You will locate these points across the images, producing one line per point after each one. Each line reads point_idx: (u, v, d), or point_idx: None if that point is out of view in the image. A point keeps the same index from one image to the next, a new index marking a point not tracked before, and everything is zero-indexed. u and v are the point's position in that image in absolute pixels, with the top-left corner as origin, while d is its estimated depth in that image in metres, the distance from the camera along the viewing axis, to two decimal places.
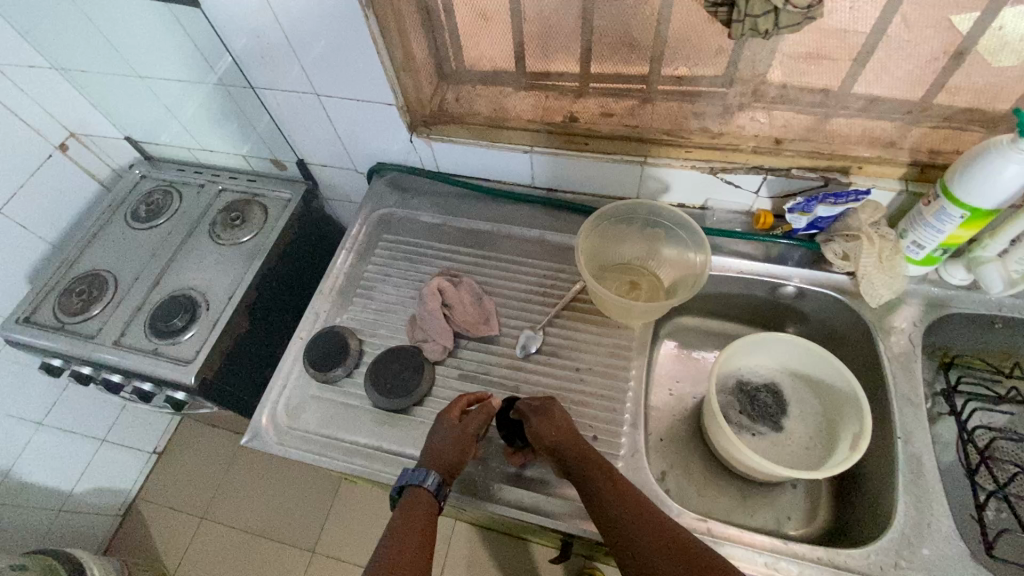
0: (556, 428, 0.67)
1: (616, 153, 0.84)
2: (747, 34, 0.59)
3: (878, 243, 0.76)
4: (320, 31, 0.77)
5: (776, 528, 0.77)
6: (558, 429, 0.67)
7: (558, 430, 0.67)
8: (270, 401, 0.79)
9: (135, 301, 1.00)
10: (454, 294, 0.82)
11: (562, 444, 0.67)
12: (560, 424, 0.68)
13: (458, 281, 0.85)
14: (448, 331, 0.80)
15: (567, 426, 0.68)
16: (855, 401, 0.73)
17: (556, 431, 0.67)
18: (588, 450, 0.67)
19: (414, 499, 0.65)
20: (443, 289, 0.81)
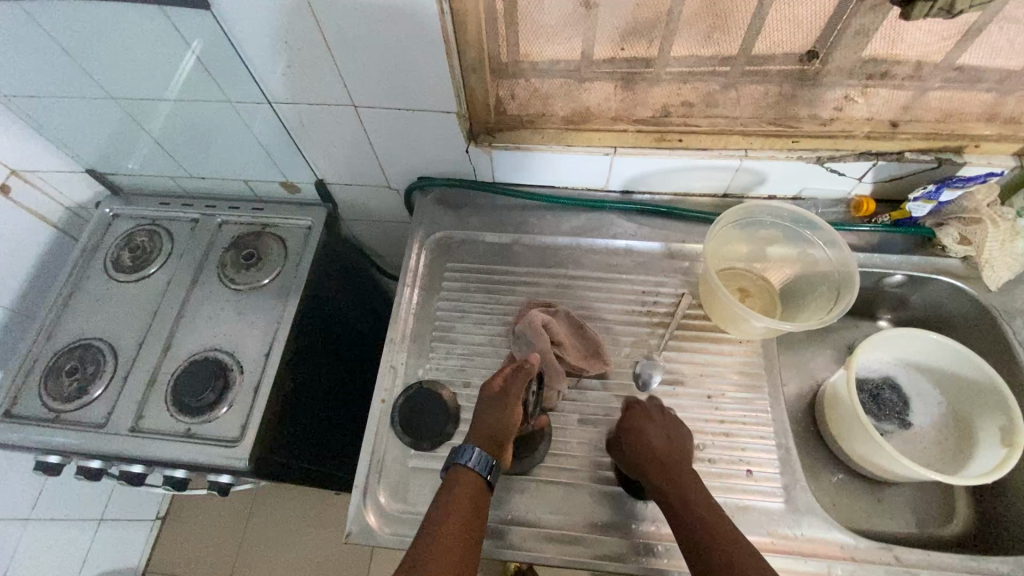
0: (647, 449, 0.61)
1: (712, 149, 0.76)
2: (927, 15, 0.52)
3: (1002, 226, 0.72)
4: (376, 31, 0.63)
5: (918, 529, 0.74)
6: (653, 452, 0.61)
7: (651, 452, 0.61)
8: (366, 486, 0.66)
9: (147, 373, 0.83)
10: (557, 326, 0.72)
11: (652, 468, 0.60)
12: (654, 443, 0.61)
13: (554, 311, 0.75)
14: (560, 374, 0.70)
15: (665, 450, 0.61)
16: (997, 395, 0.70)
17: (647, 452, 0.61)
18: (682, 477, 0.59)
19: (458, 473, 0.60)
20: (546, 322, 0.71)
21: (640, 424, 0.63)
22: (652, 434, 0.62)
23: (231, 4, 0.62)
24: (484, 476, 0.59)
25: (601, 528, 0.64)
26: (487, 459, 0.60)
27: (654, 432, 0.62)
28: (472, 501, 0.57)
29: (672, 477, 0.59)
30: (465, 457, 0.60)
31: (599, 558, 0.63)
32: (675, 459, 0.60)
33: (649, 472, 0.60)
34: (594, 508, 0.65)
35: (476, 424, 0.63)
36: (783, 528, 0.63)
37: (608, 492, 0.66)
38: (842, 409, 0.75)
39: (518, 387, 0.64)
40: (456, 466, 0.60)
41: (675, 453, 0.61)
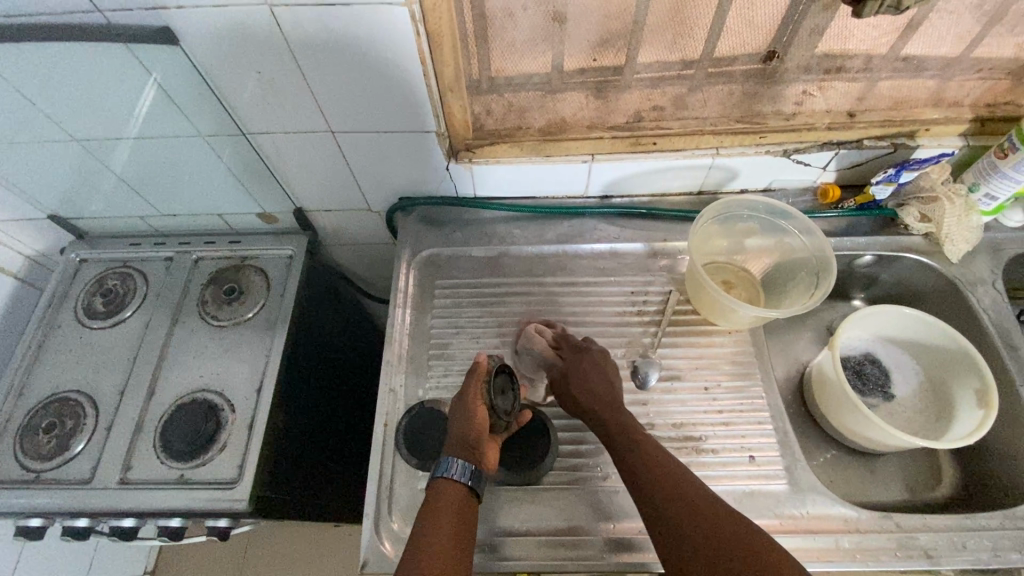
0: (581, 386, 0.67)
1: (686, 149, 0.78)
2: (878, 12, 0.56)
3: (957, 202, 0.77)
4: (353, 57, 0.63)
5: (913, 496, 0.78)
6: (586, 387, 0.66)
7: (587, 389, 0.66)
8: (377, 514, 0.65)
9: (132, 422, 0.79)
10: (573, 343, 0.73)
11: (591, 405, 0.66)
12: (592, 382, 0.67)
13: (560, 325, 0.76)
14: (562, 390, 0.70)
15: (598, 386, 0.66)
16: (970, 360, 0.75)
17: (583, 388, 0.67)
18: (618, 412, 0.64)
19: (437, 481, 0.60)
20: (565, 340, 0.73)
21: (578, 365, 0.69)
22: (590, 374, 0.67)
23: (202, 39, 0.61)
24: (469, 484, 0.60)
25: (617, 530, 0.65)
26: (468, 467, 0.60)
27: (593, 372, 0.68)
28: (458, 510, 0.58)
29: (609, 412, 0.64)
30: (447, 469, 0.60)
31: (619, 560, 0.63)
32: (609, 396, 0.66)
33: (588, 406, 0.66)
34: (607, 510, 0.66)
35: (450, 432, 0.63)
36: (789, 508, 0.65)
37: (621, 493, 0.67)
38: (830, 387, 0.78)
39: (474, 386, 0.66)
40: (439, 478, 0.60)
41: (609, 389, 0.66)
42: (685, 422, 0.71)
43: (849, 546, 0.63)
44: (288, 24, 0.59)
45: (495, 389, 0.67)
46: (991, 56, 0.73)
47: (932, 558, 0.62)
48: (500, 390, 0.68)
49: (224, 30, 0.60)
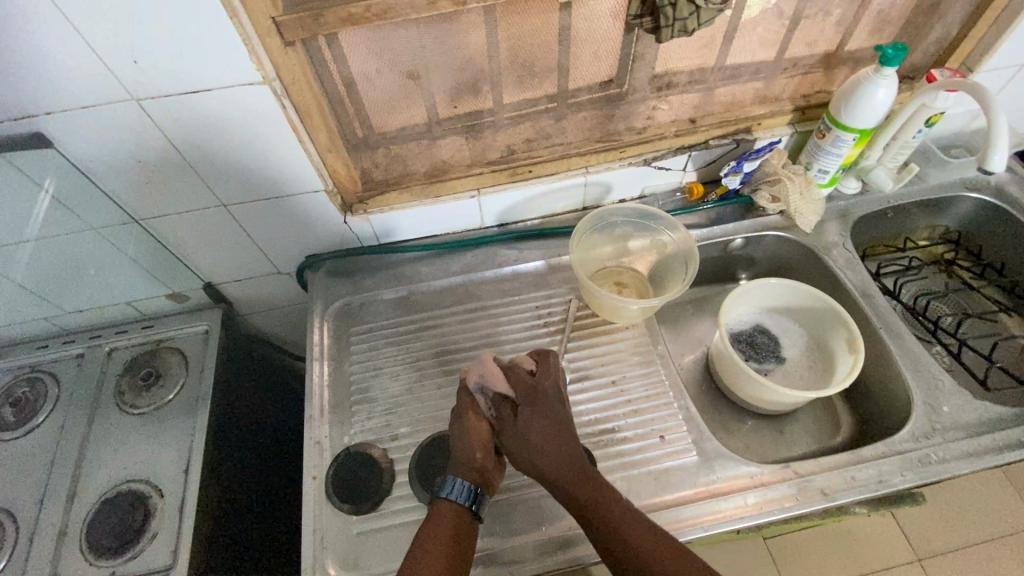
0: (534, 450, 0.64)
1: (559, 172, 0.87)
2: (675, 35, 0.65)
3: (797, 179, 0.88)
4: (227, 134, 0.67)
5: (817, 445, 0.86)
6: (537, 453, 0.64)
7: (545, 456, 0.63)
8: (313, 564, 0.66)
9: (54, 528, 0.76)
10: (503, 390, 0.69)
11: (556, 478, 0.63)
12: (543, 443, 0.64)
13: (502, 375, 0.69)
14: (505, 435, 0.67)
15: (549, 445, 0.64)
16: (836, 314, 0.84)
17: (538, 450, 0.64)
18: (581, 484, 0.62)
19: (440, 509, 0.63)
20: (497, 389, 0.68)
21: (521, 423, 0.66)
22: (535, 432, 0.65)
23: (76, 138, 0.64)
24: (464, 504, 0.63)
25: (548, 531, 0.68)
26: (469, 489, 0.64)
27: (540, 430, 0.65)
28: (449, 529, 0.61)
29: (583, 492, 0.61)
30: (448, 490, 0.64)
31: (552, 559, 0.66)
32: (569, 452, 0.63)
33: (550, 477, 0.63)
34: (537, 514, 0.69)
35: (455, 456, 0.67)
36: (700, 477, 0.71)
37: (549, 496, 0.70)
38: (726, 360, 0.86)
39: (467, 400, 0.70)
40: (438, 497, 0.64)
41: (563, 440, 0.64)
42: (599, 417, 0.76)
43: (756, 500, 0.68)
44: (157, 114, 0.63)
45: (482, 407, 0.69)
46: (793, 57, 0.86)
47: (827, 494, 0.68)
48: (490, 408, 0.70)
49: (96, 126, 0.63)
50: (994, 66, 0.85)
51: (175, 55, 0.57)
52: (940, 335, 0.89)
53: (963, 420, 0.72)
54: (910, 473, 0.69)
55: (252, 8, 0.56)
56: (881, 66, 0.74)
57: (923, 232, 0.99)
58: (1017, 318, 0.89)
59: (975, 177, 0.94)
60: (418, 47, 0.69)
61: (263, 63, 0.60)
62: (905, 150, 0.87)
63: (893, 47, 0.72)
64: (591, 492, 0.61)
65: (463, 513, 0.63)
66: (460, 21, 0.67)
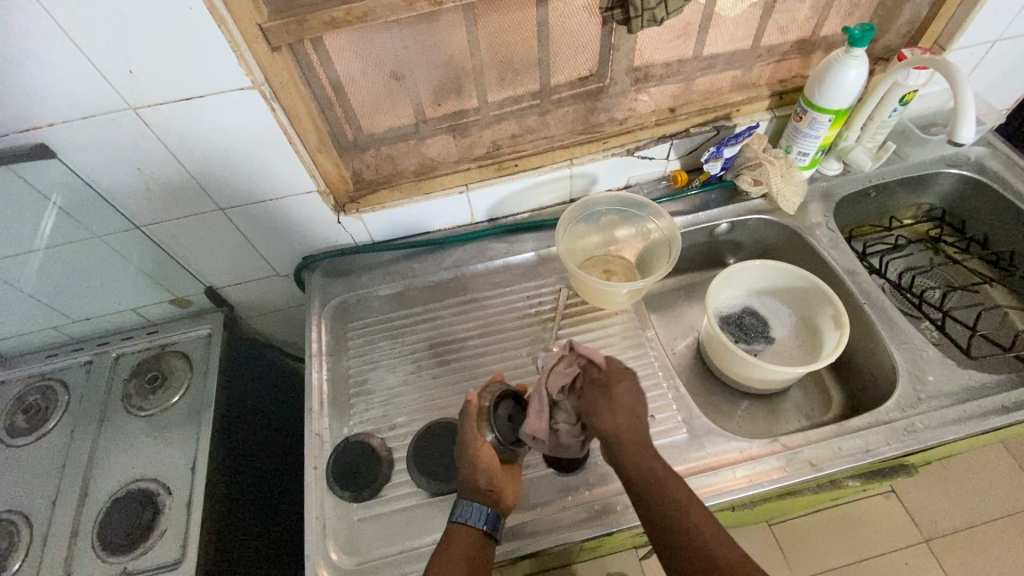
0: (620, 417, 0.64)
1: (545, 165, 0.89)
2: (645, 26, 0.67)
3: (777, 163, 0.90)
4: (220, 139, 0.70)
5: (809, 423, 0.87)
6: (619, 420, 0.63)
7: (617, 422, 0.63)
8: (315, 550, 0.68)
9: (66, 528, 0.79)
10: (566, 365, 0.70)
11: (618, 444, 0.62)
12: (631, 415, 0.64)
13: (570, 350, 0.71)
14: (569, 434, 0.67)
15: (635, 416, 0.64)
16: (821, 291, 0.86)
17: (627, 423, 0.63)
18: (677, 494, 0.61)
19: (457, 532, 0.64)
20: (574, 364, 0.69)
21: (612, 382, 0.66)
22: (623, 399, 0.65)
23: (78, 148, 0.67)
24: (483, 529, 0.63)
25: (543, 511, 0.70)
26: (484, 514, 0.64)
27: (630, 399, 0.65)
28: (469, 557, 0.62)
29: (682, 504, 0.60)
30: (461, 513, 0.64)
31: (549, 535, 0.68)
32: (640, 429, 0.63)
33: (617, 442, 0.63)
34: (533, 494, 0.71)
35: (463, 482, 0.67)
36: (691, 453, 0.73)
37: (544, 477, 0.72)
38: (716, 343, 0.87)
39: (472, 429, 0.68)
40: (455, 522, 0.64)
41: (641, 413, 0.65)
42: None
43: (745, 473, 0.70)
44: (153, 121, 0.66)
45: (499, 419, 0.69)
46: (767, 44, 0.88)
47: (814, 465, 0.69)
48: (505, 420, 0.70)
49: (97, 136, 0.66)
50: (965, 43, 0.87)
51: (168, 64, 0.60)
52: (926, 309, 0.90)
53: (948, 389, 0.74)
54: (896, 442, 0.70)
55: (239, 16, 0.59)
56: (851, 48, 0.76)
57: (907, 211, 1.00)
58: (1001, 288, 0.91)
59: (954, 154, 0.95)
60: (401, 49, 0.72)
61: (252, 69, 0.63)
62: (882, 130, 0.89)
63: (859, 28, 0.74)
64: (689, 506, 0.60)
65: (481, 535, 0.64)
66: (437, 21, 0.70)
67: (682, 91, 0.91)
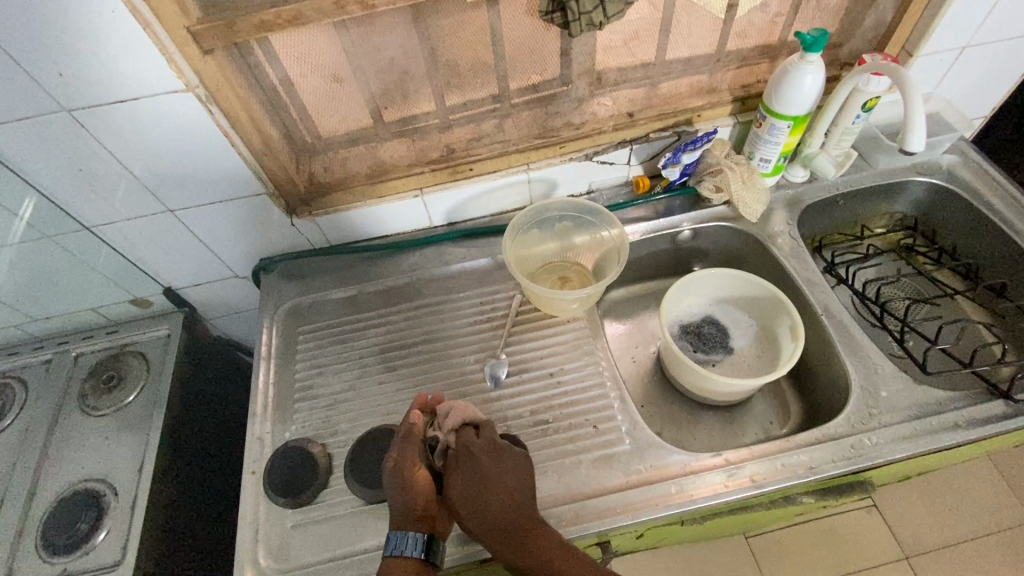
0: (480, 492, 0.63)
1: (500, 169, 0.88)
2: (585, 30, 0.66)
3: (739, 169, 0.88)
4: (160, 141, 0.70)
5: (766, 436, 0.85)
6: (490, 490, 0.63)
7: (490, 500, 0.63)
8: (246, 556, 0.67)
9: (12, 527, 0.79)
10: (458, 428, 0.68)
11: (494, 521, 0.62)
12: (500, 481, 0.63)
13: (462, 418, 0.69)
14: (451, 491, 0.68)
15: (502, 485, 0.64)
16: (780, 302, 0.84)
17: (492, 496, 0.62)
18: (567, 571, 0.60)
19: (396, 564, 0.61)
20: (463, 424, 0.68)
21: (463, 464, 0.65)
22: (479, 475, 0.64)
23: (15, 149, 0.68)
24: (421, 557, 0.61)
25: None
26: (421, 540, 0.62)
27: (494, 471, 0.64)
28: None
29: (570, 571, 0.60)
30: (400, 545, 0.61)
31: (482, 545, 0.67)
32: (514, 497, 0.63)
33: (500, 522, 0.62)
34: None
35: (395, 509, 0.64)
36: (632, 465, 0.71)
37: None
38: (670, 352, 0.85)
39: (411, 451, 0.66)
40: (393, 555, 0.61)
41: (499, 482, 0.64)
42: (535, 409, 0.76)
43: (686, 487, 0.68)
44: (89, 123, 0.66)
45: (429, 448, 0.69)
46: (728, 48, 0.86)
47: (755, 480, 0.67)
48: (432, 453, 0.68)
49: (34, 137, 0.67)
50: (933, 49, 0.85)
51: (100, 66, 0.61)
52: (891, 321, 0.88)
53: (902, 406, 0.71)
54: (842, 459, 0.68)
55: (166, 18, 0.59)
56: (806, 53, 0.74)
57: (878, 220, 0.98)
58: (969, 301, 0.89)
59: (924, 161, 0.93)
60: (343, 52, 0.71)
61: (184, 71, 0.63)
62: (846, 137, 0.87)
63: (812, 33, 0.72)
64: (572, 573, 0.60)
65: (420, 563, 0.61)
66: (379, 24, 0.70)
67: (642, 95, 0.89)
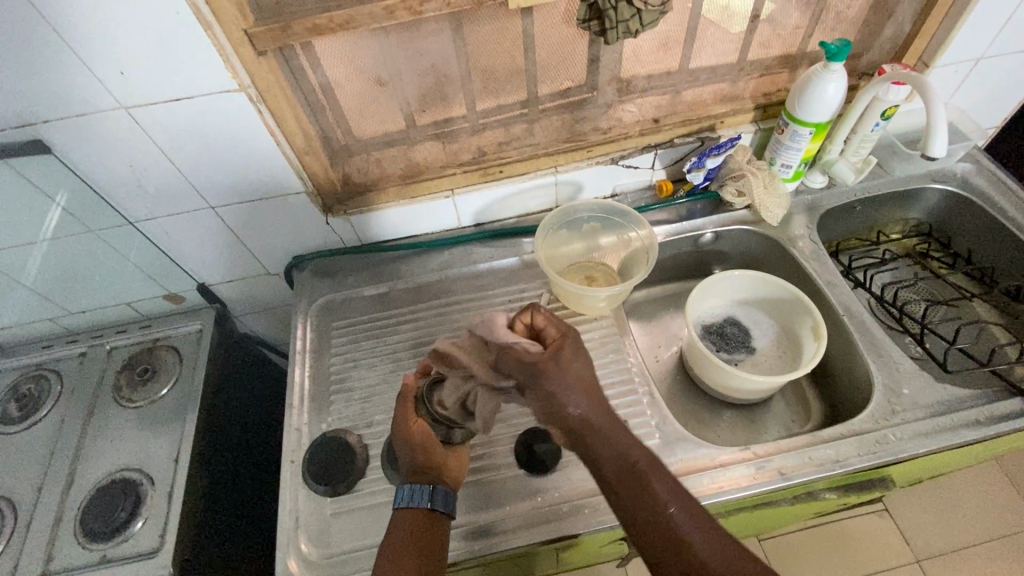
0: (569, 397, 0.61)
1: (530, 171, 0.91)
2: (621, 37, 0.69)
3: (761, 174, 0.91)
4: (210, 139, 0.73)
5: (787, 434, 0.87)
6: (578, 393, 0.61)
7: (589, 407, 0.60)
8: (289, 543, 0.69)
9: (51, 514, 0.81)
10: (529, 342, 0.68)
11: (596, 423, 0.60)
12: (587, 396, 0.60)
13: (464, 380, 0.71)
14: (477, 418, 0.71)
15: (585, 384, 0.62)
16: (801, 303, 0.86)
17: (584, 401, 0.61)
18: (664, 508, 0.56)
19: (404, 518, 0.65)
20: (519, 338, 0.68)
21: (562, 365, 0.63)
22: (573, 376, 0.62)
23: (71, 144, 0.70)
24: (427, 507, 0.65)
25: (512, 511, 0.70)
26: (421, 491, 0.66)
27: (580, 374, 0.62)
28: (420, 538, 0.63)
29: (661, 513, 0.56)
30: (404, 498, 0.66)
31: (518, 534, 0.69)
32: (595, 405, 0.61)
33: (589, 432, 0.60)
34: (504, 494, 0.72)
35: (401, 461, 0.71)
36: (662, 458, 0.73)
37: (517, 477, 0.73)
38: (695, 351, 0.87)
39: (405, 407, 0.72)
40: (399, 508, 0.66)
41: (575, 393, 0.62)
42: None
43: (716, 479, 0.70)
44: (144, 121, 0.69)
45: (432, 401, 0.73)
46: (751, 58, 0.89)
47: (783, 472, 0.69)
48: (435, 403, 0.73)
49: (91, 133, 0.69)
50: (949, 60, 0.88)
51: (160, 66, 0.63)
52: (908, 323, 0.90)
53: (924, 402, 0.73)
54: (868, 453, 0.70)
55: (226, 21, 0.62)
56: (829, 62, 0.78)
57: (894, 225, 1.01)
58: (984, 304, 0.91)
59: (940, 169, 0.96)
60: (386, 55, 0.74)
61: (238, 72, 0.66)
62: (865, 144, 0.90)
63: (835, 44, 0.75)
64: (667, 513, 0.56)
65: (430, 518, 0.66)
66: (422, 29, 0.73)
67: (668, 102, 0.92)
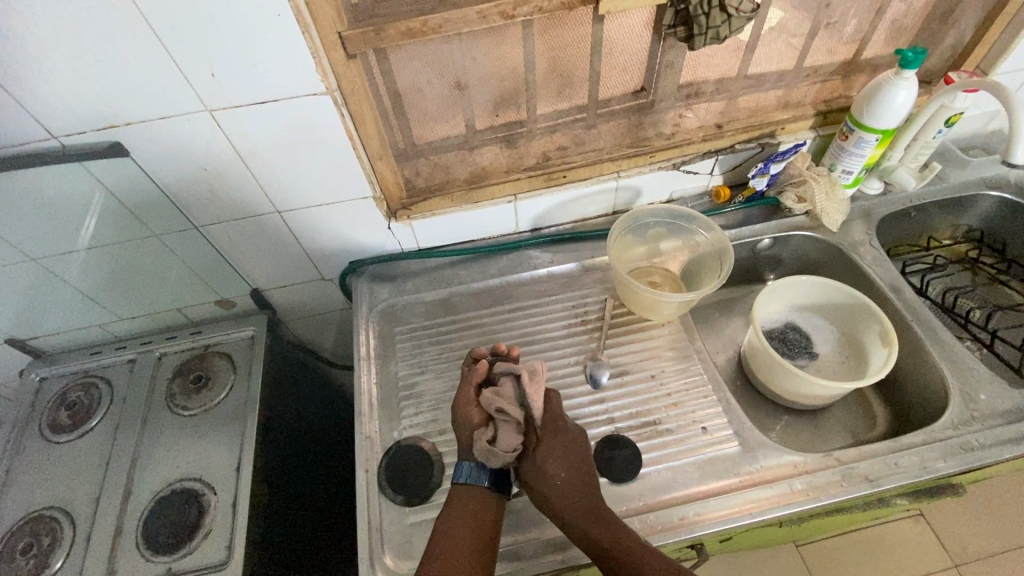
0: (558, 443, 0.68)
1: (592, 177, 0.91)
2: (708, 43, 0.69)
3: (822, 180, 0.91)
4: (287, 143, 0.71)
5: (853, 440, 0.87)
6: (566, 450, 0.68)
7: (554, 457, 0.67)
8: (372, 555, 0.67)
9: (111, 526, 0.79)
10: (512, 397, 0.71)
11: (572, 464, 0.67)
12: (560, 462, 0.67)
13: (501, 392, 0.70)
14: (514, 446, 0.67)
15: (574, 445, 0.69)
16: (865, 309, 0.86)
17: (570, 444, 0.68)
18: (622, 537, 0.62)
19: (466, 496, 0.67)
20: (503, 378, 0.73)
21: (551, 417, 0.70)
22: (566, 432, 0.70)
23: (147, 145, 0.69)
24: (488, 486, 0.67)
25: None
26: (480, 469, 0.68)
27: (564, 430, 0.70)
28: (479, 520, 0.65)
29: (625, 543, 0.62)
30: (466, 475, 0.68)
31: None
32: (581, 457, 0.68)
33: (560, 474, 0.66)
34: None
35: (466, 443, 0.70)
36: (744, 465, 0.73)
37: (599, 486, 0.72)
38: (761, 358, 0.87)
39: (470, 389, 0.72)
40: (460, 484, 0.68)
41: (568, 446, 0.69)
42: (640, 411, 0.78)
43: (802, 486, 0.70)
44: (225, 123, 0.67)
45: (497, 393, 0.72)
46: (815, 65, 0.90)
47: (868, 479, 0.69)
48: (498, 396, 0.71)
49: (169, 136, 0.68)
50: (1009, 68, 0.89)
51: (250, 69, 0.62)
52: (968, 329, 0.90)
53: (1002, 408, 0.74)
54: (952, 459, 0.70)
55: (322, 23, 0.61)
56: (902, 69, 0.78)
57: (946, 232, 1.01)
58: None
59: (994, 176, 0.97)
60: (466, 60, 0.74)
61: (327, 75, 0.65)
62: (926, 150, 0.91)
63: (913, 52, 0.76)
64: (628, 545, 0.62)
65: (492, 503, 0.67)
66: (503, 34, 0.72)
67: (730, 108, 0.92)
